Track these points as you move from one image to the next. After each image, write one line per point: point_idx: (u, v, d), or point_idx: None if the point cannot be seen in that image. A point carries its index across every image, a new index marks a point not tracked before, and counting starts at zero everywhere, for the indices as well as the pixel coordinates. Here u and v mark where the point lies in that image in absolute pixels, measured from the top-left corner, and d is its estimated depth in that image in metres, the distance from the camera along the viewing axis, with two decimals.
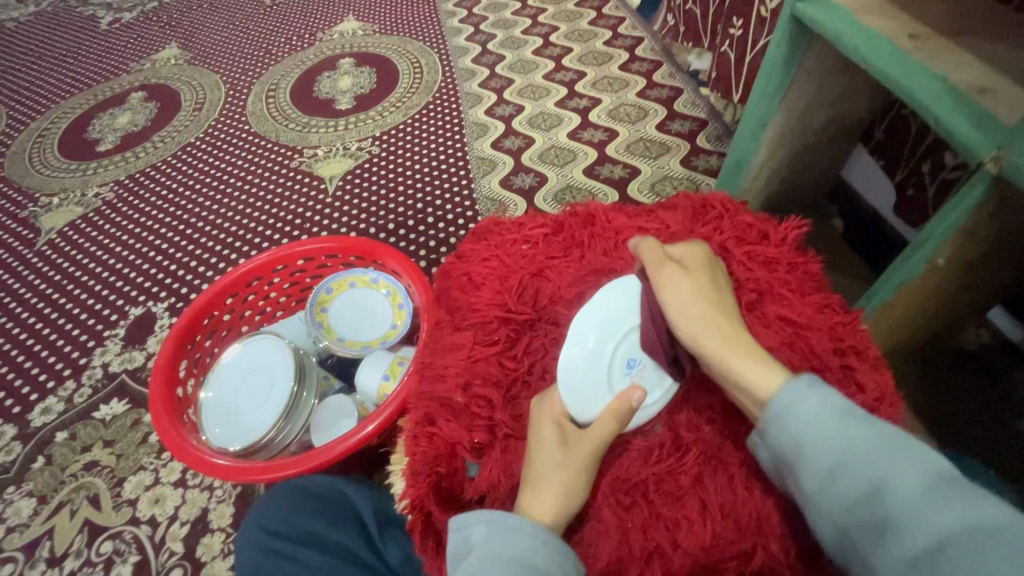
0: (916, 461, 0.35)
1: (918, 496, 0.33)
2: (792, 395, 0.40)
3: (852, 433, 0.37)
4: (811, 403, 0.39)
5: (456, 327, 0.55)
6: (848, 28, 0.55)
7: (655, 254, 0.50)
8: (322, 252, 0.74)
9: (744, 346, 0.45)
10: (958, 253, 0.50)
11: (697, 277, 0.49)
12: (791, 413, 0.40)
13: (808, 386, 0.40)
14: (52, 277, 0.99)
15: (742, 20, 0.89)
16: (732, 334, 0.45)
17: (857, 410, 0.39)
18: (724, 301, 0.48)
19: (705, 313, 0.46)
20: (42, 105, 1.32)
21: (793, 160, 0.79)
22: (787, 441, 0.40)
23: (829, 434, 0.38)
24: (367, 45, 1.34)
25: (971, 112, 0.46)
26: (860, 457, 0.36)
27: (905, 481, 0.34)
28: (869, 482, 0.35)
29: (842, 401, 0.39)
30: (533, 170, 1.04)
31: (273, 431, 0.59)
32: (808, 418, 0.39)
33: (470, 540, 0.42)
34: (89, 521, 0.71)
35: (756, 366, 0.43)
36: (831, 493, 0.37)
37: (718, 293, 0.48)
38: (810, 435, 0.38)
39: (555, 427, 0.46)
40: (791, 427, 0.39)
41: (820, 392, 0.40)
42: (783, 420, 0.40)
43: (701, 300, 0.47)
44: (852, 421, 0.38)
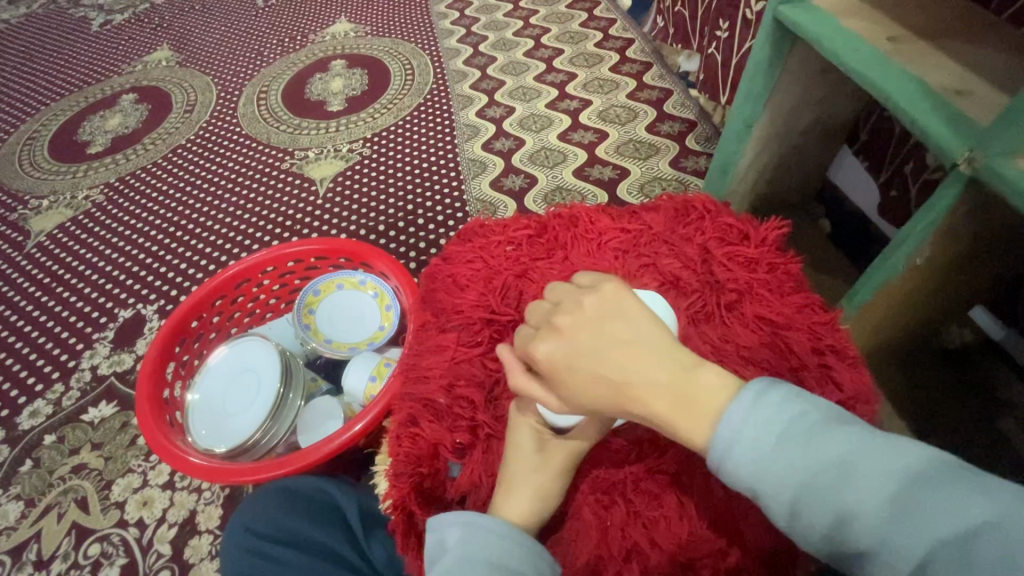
0: (871, 472, 0.32)
1: (885, 517, 0.31)
2: (726, 448, 0.35)
3: (799, 460, 0.34)
4: (747, 441, 0.35)
5: (441, 328, 0.56)
6: (828, 30, 0.55)
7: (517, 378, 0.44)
8: (310, 254, 0.75)
9: (656, 411, 0.37)
10: (935, 253, 0.51)
11: (562, 380, 0.40)
12: (733, 457, 0.35)
13: (737, 426, 0.35)
14: (41, 279, 0.98)
15: (729, 23, 0.89)
16: (637, 409, 0.38)
17: (797, 428, 0.35)
18: (600, 374, 0.39)
19: (599, 409, 0.39)
20: (32, 107, 1.32)
21: (778, 161, 0.80)
22: (742, 486, 0.36)
23: (780, 469, 0.34)
24: (358, 47, 1.34)
25: (947, 114, 0.46)
26: (817, 487, 0.33)
27: (866, 501, 0.32)
28: (834, 510, 0.32)
29: (774, 425, 0.35)
30: (523, 172, 1.05)
31: (259, 432, 0.59)
32: (752, 459, 0.35)
33: (445, 541, 0.43)
34: (77, 523, 0.71)
35: (686, 426, 0.37)
36: (803, 530, 0.34)
37: (591, 370, 0.39)
38: (759, 476, 0.35)
39: (536, 433, 0.45)
40: (740, 473, 0.35)
41: (750, 428, 0.35)
42: (729, 469, 0.36)
43: (583, 400, 0.40)
44: (794, 449, 0.34)
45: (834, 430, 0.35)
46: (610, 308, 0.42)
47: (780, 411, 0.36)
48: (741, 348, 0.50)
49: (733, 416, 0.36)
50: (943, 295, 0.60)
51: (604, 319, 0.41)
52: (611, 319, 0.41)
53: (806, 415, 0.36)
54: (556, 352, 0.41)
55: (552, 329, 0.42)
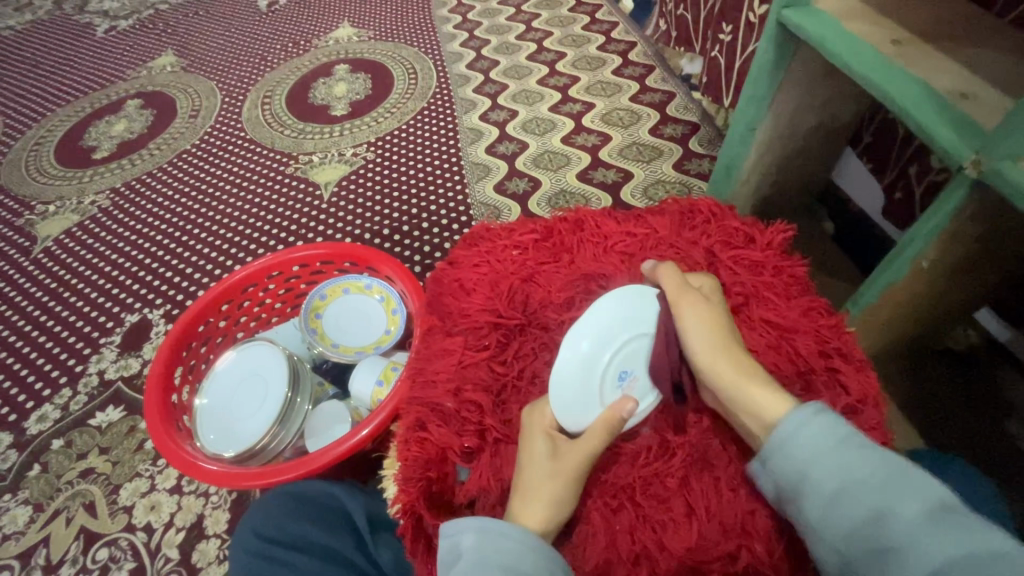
0: (914, 486, 0.36)
1: (918, 524, 0.35)
2: (795, 427, 0.41)
3: (854, 461, 0.39)
4: (813, 431, 0.40)
5: (447, 332, 0.56)
6: (831, 34, 0.56)
7: (673, 277, 0.51)
8: (317, 259, 0.75)
9: (758, 369, 0.46)
10: (941, 255, 0.51)
11: (714, 306, 0.50)
12: (795, 440, 0.41)
13: (811, 415, 0.41)
14: (49, 284, 0.99)
15: (731, 26, 0.90)
16: (750, 360, 0.46)
17: (859, 437, 0.40)
18: (733, 326, 0.49)
19: (724, 340, 0.47)
20: (39, 112, 1.33)
21: (782, 164, 0.80)
22: (790, 471, 0.40)
23: (834, 461, 0.39)
24: (362, 52, 1.35)
25: (952, 117, 0.46)
26: (863, 487, 0.37)
27: (906, 508, 0.35)
28: (870, 508, 0.37)
29: (839, 427, 0.40)
30: (527, 175, 1.05)
31: (267, 437, 0.60)
32: (812, 446, 0.40)
33: (458, 547, 0.42)
34: (85, 528, 0.72)
35: (776, 389, 0.45)
36: (833, 520, 0.38)
37: (730, 322, 0.50)
38: (813, 463, 0.39)
39: (547, 439, 0.46)
40: (796, 455, 0.40)
41: (822, 420, 0.41)
42: (786, 454, 0.41)
43: (718, 325, 0.48)
44: (854, 450, 0.39)
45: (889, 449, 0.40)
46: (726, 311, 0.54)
47: (848, 422, 0.41)
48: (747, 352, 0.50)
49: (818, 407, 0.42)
50: (949, 296, 0.59)
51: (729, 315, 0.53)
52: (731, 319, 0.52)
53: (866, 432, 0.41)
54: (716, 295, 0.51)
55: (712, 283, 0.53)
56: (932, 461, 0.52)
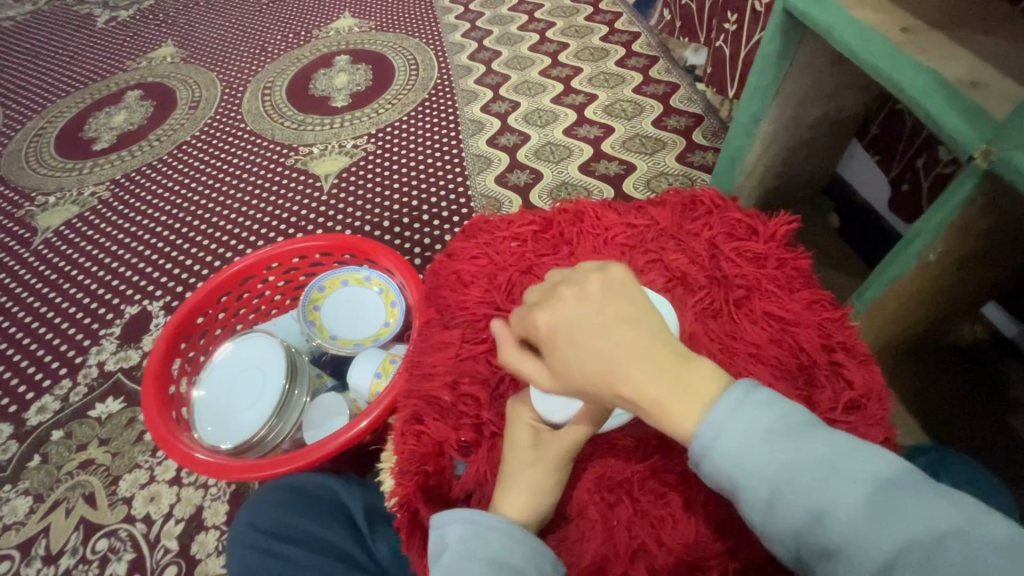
0: (850, 475, 0.32)
1: (859, 520, 0.30)
2: (709, 435, 0.34)
3: (783, 455, 0.33)
4: (732, 429, 0.34)
5: (445, 325, 0.55)
6: (839, 22, 0.54)
7: (514, 358, 0.44)
8: (315, 250, 0.74)
9: (649, 391, 0.36)
10: (949, 249, 0.50)
11: (556, 361, 0.40)
12: (716, 447, 0.34)
13: (724, 413, 0.34)
14: (48, 275, 0.99)
15: (737, 15, 0.88)
16: (630, 385, 0.36)
17: (781, 422, 0.34)
18: (591, 354, 0.38)
19: (591, 391, 0.38)
20: (39, 104, 1.32)
21: (786, 155, 0.79)
22: (719, 476, 0.34)
23: (760, 463, 0.33)
24: (362, 43, 1.34)
25: (962, 106, 0.45)
26: (794, 484, 0.32)
27: (844, 502, 0.31)
28: (808, 509, 0.32)
29: (759, 420, 0.34)
30: (528, 167, 1.04)
31: (265, 429, 0.59)
32: (730, 449, 0.34)
33: (445, 539, 0.42)
34: (84, 519, 0.72)
35: (675, 407, 0.35)
36: (772, 526, 0.33)
37: (586, 349, 0.38)
38: (740, 467, 0.33)
39: (529, 428, 0.45)
40: (720, 462, 0.34)
41: (738, 414, 0.34)
42: (708, 462, 0.34)
43: (577, 381, 0.39)
44: (778, 442, 0.33)
45: (820, 429, 0.34)
46: (609, 290, 0.42)
47: (769, 404, 0.35)
48: (749, 346, 0.49)
49: (720, 407, 0.34)
50: (954, 292, 0.58)
51: (609, 296, 0.41)
52: (592, 313, 0.40)
53: (794, 410, 0.35)
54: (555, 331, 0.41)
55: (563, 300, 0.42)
56: (939, 458, 0.51)
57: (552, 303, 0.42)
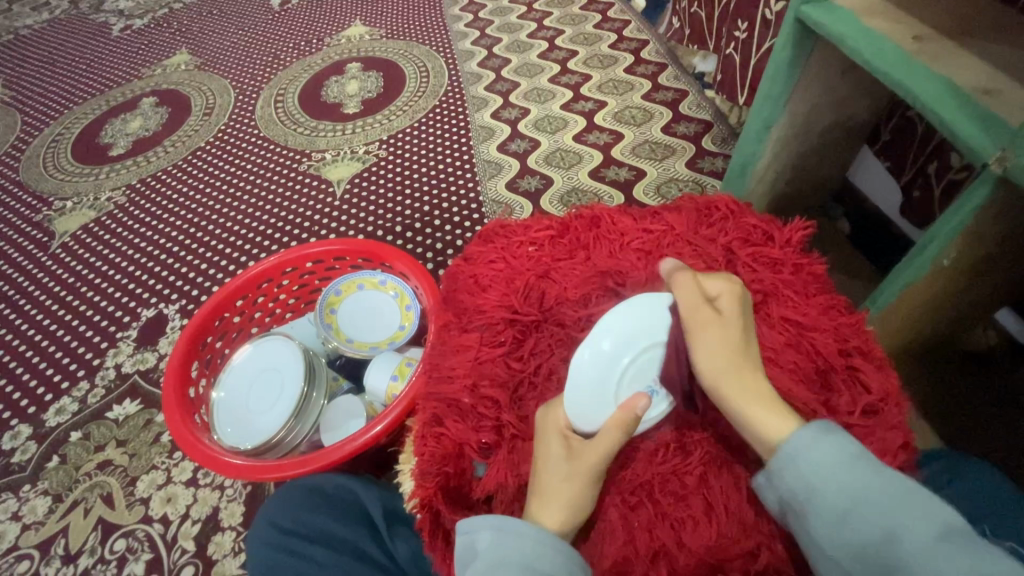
0: (921, 510, 0.36)
1: (930, 547, 0.35)
2: (806, 446, 0.40)
3: (862, 480, 0.38)
4: (823, 448, 0.40)
5: (463, 329, 0.56)
6: (851, 31, 0.55)
7: (689, 291, 0.48)
8: (331, 255, 0.75)
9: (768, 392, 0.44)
10: (964, 254, 0.50)
11: (731, 324, 0.46)
12: (806, 457, 0.40)
13: (820, 434, 0.41)
14: (66, 279, 1.00)
15: (747, 23, 0.89)
16: (759, 388, 0.44)
17: (866, 456, 0.40)
18: (750, 342, 0.46)
19: (735, 366, 0.45)
20: (55, 110, 1.34)
21: (798, 162, 0.79)
22: (799, 485, 0.40)
23: (843, 481, 0.39)
24: (374, 50, 1.35)
25: (976, 115, 0.46)
26: (870, 505, 0.37)
27: (913, 530, 0.35)
28: (881, 529, 0.36)
29: (848, 448, 0.40)
30: (539, 173, 1.05)
31: (284, 431, 0.60)
32: (820, 463, 0.40)
33: (474, 545, 0.43)
34: (103, 519, 0.73)
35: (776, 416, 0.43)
36: (839, 538, 0.37)
37: (748, 344, 0.46)
38: (824, 482, 0.39)
39: (561, 439, 0.46)
40: (808, 473, 0.40)
41: (831, 439, 0.41)
42: (797, 470, 0.40)
43: (734, 352, 0.45)
44: (864, 469, 0.39)
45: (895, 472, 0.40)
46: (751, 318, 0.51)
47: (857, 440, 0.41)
48: (768, 349, 0.49)
49: (821, 426, 0.41)
50: (968, 298, 0.59)
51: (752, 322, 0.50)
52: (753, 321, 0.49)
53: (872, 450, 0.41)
54: (738, 305, 0.47)
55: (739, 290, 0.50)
56: (955, 463, 0.51)
57: (740, 288, 0.49)
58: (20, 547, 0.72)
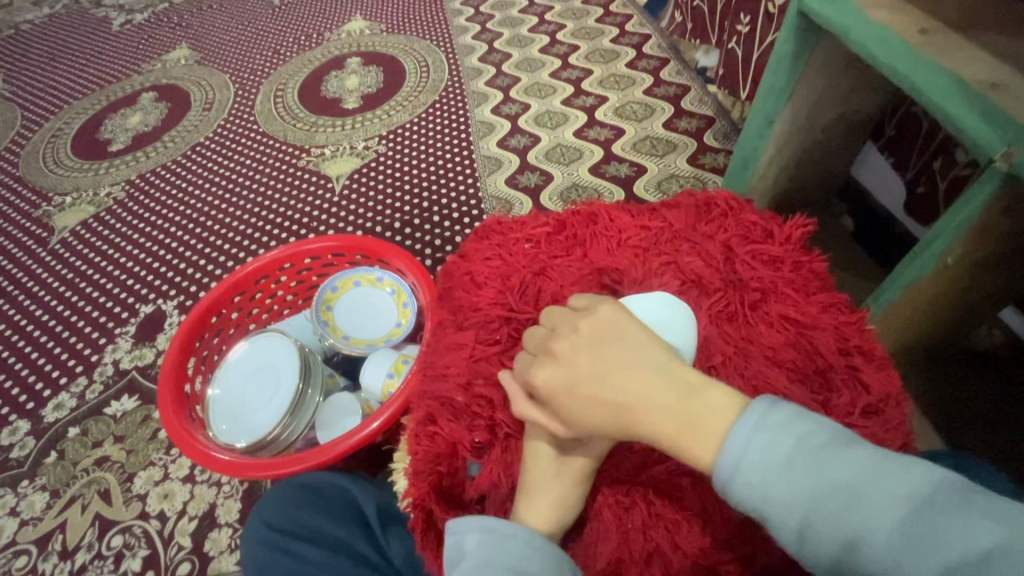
0: (882, 494, 0.32)
1: (901, 538, 0.31)
2: (733, 463, 0.36)
3: (807, 479, 0.34)
4: (752, 460, 0.35)
5: (459, 326, 0.56)
6: (855, 23, 0.54)
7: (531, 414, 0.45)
8: (328, 251, 0.75)
9: (664, 431, 0.38)
10: (968, 253, 0.50)
11: (571, 412, 0.41)
12: (738, 481, 0.35)
13: (745, 439, 0.36)
14: (65, 274, 1.00)
15: (750, 17, 0.88)
16: (642, 421, 0.39)
17: (802, 448, 0.35)
18: (603, 407, 0.40)
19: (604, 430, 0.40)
20: (56, 105, 1.34)
21: (800, 158, 0.78)
22: (750, 500, 0.35)
23: (786, 491, 0.34)
24: (374, 45, 1.34)
25: (982, 109, 0.45)
26: (826, 507, 0.33)
27: (879, 523, 0.32)
28: (845, 532, 0.32)
29: (778, 447, 0.35)
30: (539, 169, 1.04)
31: (279, 428, 0.60)
32: (754, 480, 0.35)
33: (463, 545, 0.42)
34: (100, 515, 0.73)
35: (690, 443, 0.37)
36: (810, 547, 0.34)
37: (596, 398, 0.40)
38: (767, 499, 0.35)
39: (555, 436, 0.45)
40: (751, 486, 0.35)
41: (749, 449, 0.36)
42: (736, 494, 0.36)
43: (590, 422, 0.40)
44: (803, 466, 0.34)
45: (843, 449, 0.35)
46: (596, 334, 0.43)
47: (786, 429, 0.36)
48: (765, 348, 0.49)
49: (735, 437, 0.36)
50: (973, 297, 0.58)
51: (608, 348, 0.42)
52: (598, 364, 0.41)
53: (817, 433, 0.36)
54: (564, 381, 0.42)
55: (564, 352, 0.43)
56: (954, 463, 0.50)
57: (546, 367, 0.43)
58: (18, 543, 0.72)
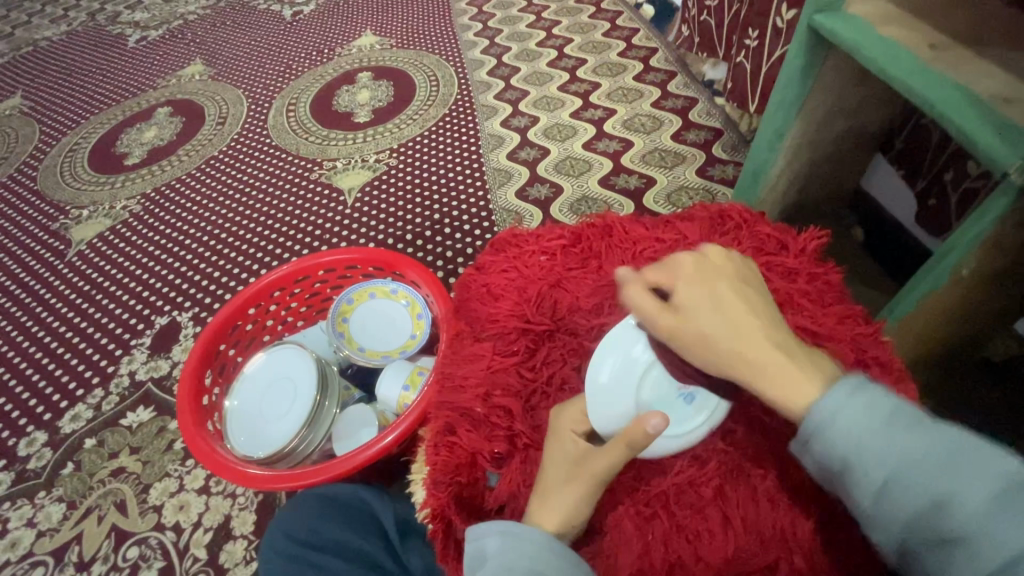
0: (975, 467, 0.33)
1: (985, 514, 0.32)
2: (833, 412, 0.36)
3: (903, 442, 0.35)
4: (853, 413, 0.36)
5: (476, 338, 0.56)
6: (866, 38, 0.55)
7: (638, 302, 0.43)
8: (342, 263, 0.75)
9: (780, 361, 0.39)
10: (983, 264, 0.50)
11: (696, 315, 0.41)
12: (836, 427, 0.36)
13: (848, 393, 0.36)
14: (81, 286, 1.02)
15: (758, 31, 0.89)
16: (759, 345, 0.39)
17: (901, 410, 0.36)
18: (731, 320, 0.40)
19: (712, 338, 0.40)
20: (73, 121, 1.37)
21: (810, 169, 0.79)
22: (833, 459, 0.36)
23: (880, 447, 0.35)
24: (384, 60, 1.37)
25: (994, 123, 0.45)
26: (917, 472, 0.34)
27: (969, 495, 0.33)
28: (929, 497, 0.34)
29: (881, 404, 0.36)
30: (549, 181, 1.05)
31: (297, 439, 0.60)
32: (851, 431, 0.36)
33: (483, 551, 0.43)
34: (116, 526, 0.73)
35: (795, 379, 0.38)
36: (887, 511, 0.35)
37: (727, 316, 0.40)
38: (858, 451, 0.35)
39: (574, 442, 0.45)
40: (840, 444, 0.36)
41: (856, 397, 0.36)
42: (828, 442, 0.36)
43: (706, 323, 0.40)
44: (901, 429, 0.35)
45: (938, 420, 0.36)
46: (742, 274, 0.45)
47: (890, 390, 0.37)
48: None
49: (845, 385, 0.37)
50: (988, 308, 0.58)
51: (736, 283, 0.43)
52: (728, 287, 0.42)
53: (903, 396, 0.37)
54: (699, 287, 0.42)
55: (697, 268, 0.44)
56: None
57: (694, 263, 0.44)
58: (35, 554, 0.72)
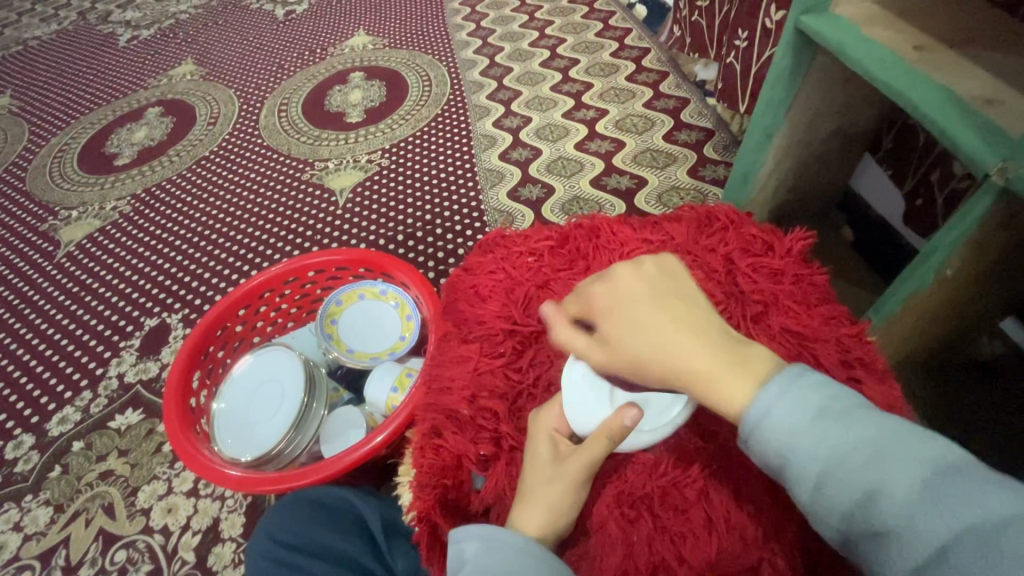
0: (905, 458, 0.33)
1: (913, 504, 0.31)
2: (765, 407, 0.36)
3: (835, 435, 0.34)
4: (785, 408, 0.36)
5: (463, 339, 0.56)
6: (851, 39, 0.55)
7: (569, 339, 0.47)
8: (333, 264, 0.75)
9: (704, 362, 0.39)
10: (967, 264, 0.50)
11: (614, 336, 0.43)
12: (769, 423, 0.36)
13: (778, 391, 0.36)
14: (70, 288, 1.01)
15: (748, 32, 0.89)
16: (680, 354, 0.40)
17: (835, 404, 0.36)
18: (646, 332, 0.42)
19: (637, 357, 0.41)
20: (63, 121, 1.36)
21: (799, 170, 0.79)
22: (770, 455, 0.36)
23: (811, 440, 0.35)
24: (376, 60, 1.36)
25: (976, 124, 0.45)
26: (848, 464, 0.33)
27: (899, 485, 0.32)
28: (862, 490, 0.33)
29: (813, 399, 0.36)
30: (540, 181, 1.05)
31: (284, 441, 0.60)
32: (784, 425, 0.35)
33: (462, 554, 0.43)
34: (104, 529, 0.73)
35: (723, 379, 0.38)
36: (824, 506, 0.34)
37: (639, 329, 0.42)
38: (791, 445, 0.35)
39: (550, 443, 0.46)
40: (774, 439, 0.35)
41: (787, 395, 0.36)
42: (762, 437, 0.36)
43: (629, 347, 0.42)
44: (833, 422, 0.35)
45: (871, 412, 0.35)
46: (668, 277, 0.46)
47: (823, 386, 0.36)
48: None
49: (776, 383, 0.36)
50: (974, 308, 0.58)
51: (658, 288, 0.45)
52: (644, 297, 0.44)
53: (839, 392, 0.36)
54: (613, 307, 0.44)
55: (612, 289, 0.46)
56: None
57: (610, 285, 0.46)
58: (22, 558, 0.72)
